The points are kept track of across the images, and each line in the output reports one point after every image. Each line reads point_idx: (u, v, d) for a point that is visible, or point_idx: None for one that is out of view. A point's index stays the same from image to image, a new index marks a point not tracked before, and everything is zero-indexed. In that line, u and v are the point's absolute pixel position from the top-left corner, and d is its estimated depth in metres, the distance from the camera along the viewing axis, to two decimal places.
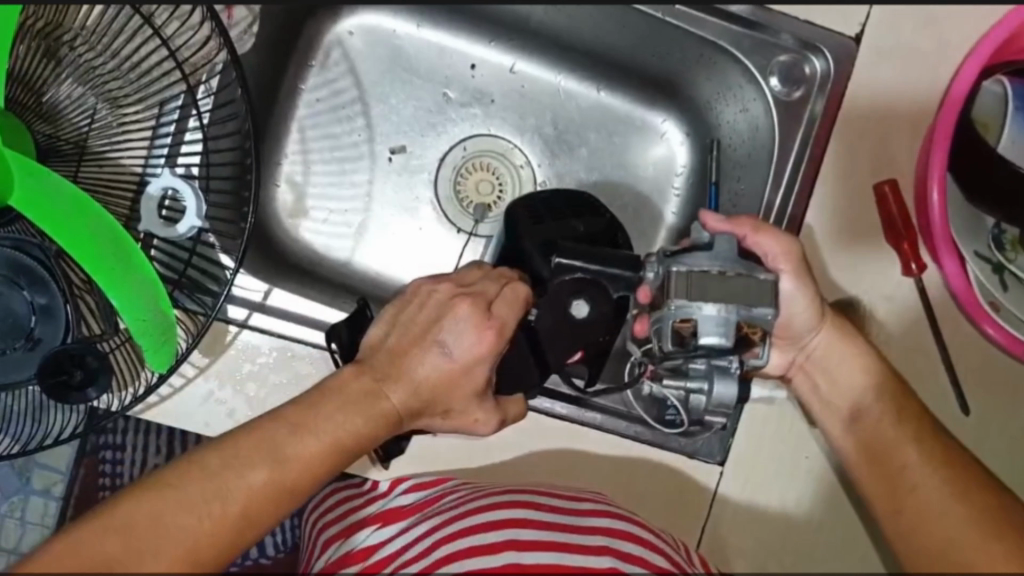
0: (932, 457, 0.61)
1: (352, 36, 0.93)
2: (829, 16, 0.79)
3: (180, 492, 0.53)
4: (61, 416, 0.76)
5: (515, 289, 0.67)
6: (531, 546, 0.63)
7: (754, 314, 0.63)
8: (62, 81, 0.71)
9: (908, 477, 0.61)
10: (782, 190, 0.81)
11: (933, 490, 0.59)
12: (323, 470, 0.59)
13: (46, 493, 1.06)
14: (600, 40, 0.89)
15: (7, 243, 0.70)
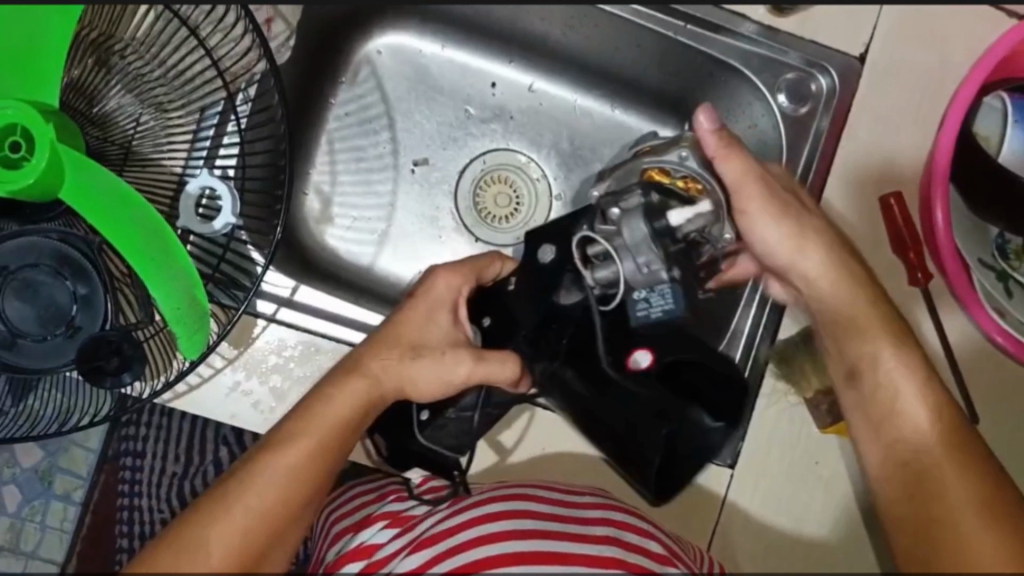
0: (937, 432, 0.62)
1: (380, 55, 0.98)
2: (834, 36, 0.83)
3: (199, 533, 0.56)
4: (94, 403, 0.80)
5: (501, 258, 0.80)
6: (544, 535, 0.66)
7: (664, 159, 0.76)
8: (112, 89, 0.77)
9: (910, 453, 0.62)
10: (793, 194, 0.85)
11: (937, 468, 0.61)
12: (318, 469, 0.62)
13: (69, 496, 1.14)
14: (613, 61, 0.93)
15: (53, 234, 0.75)
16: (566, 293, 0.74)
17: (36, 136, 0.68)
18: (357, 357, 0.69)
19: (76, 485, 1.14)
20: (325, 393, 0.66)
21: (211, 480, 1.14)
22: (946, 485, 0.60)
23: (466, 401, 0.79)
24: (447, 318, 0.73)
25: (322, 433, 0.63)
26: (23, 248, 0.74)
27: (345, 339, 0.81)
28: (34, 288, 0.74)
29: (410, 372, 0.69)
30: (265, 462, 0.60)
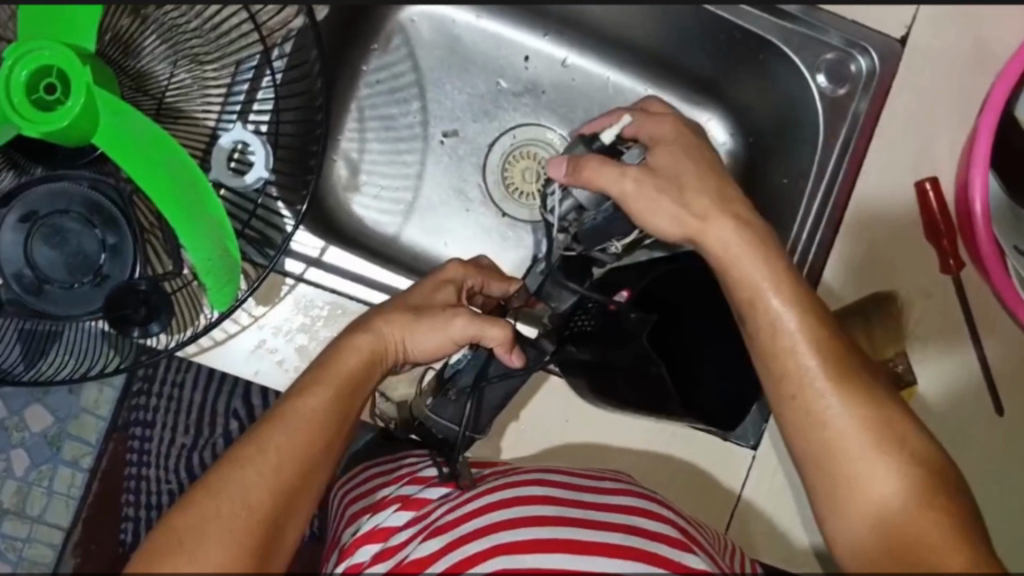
0: (860, 403, 0.57)
1: (414, 23, 0.97)
2: (876, 17, 0.83)
3: (213, 499, 0.54)
4: (109, 356, 0.78)
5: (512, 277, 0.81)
6: (557, 522, 0.63)
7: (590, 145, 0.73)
8: (147, 40, 0.75)
9: (826, 439, 0.57)
10: (808, 226, 0.85)
11: (859, 454, 0.56)
12: (328, 433, 0.61)
13: (77, 463, 1.13)
14: (645, 37, 0.93)
15: (85, 181, 0.74)
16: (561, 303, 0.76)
17: (74, 79, 0.67)
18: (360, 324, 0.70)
19: (86, 452, 1.14)
20: (327, 359, 0.66)
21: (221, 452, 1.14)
22: (876, 470, 0.55)
23: (462, 379, 0.79)
24: (452, 292, 0.74)
25: (331, 392, 0.63)
26: (53, 194, 0.73)
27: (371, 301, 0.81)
28: (63, 234, 0.74)
29: (409, 330, 0.69)
30: (272, 426, 0.59)
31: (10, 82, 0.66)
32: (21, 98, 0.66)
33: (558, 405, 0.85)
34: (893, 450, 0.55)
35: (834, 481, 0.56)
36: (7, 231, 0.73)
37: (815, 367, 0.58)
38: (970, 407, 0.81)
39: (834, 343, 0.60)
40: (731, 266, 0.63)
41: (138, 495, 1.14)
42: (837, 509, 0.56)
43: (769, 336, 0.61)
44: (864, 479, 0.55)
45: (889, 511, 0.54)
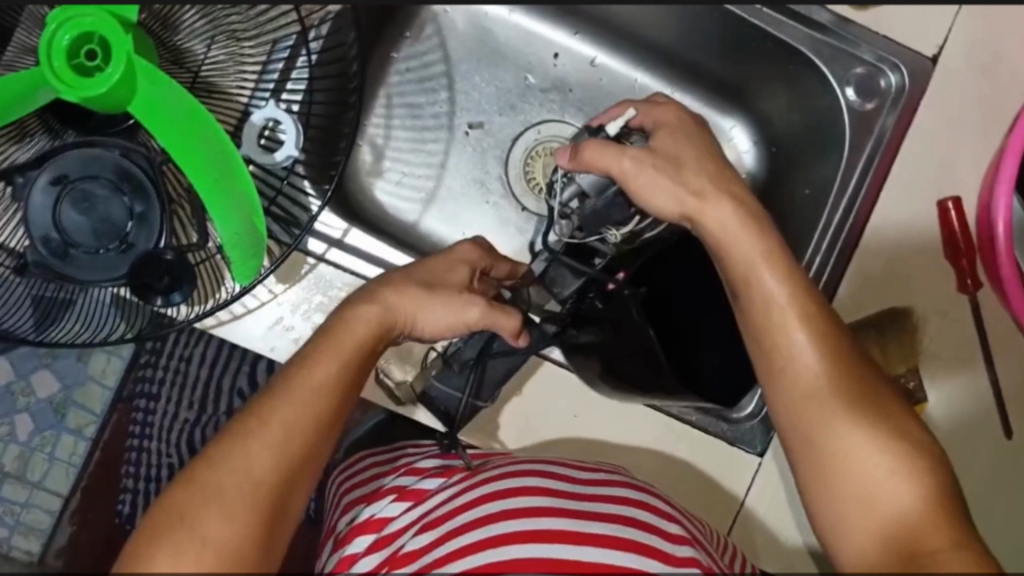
0: (843, 373, 0.61)
1: (447, 14, 0.98)
2: (908, 34, 0.83)
3: (217, 471, 0.55)
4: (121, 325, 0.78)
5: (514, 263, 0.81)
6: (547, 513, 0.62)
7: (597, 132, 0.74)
8: (186, 14, 0.76)
9: (809, 411, 0.60)
10: (823, 247, 0.86)
11: (839, 424, 0.59)
12: (334, 404, 0.61)
13: (80, 432, 1.14)
14: (676, 41, 0.94)
15: (116, 149, 0.74)
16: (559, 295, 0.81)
17: (114, 46, 0.67)
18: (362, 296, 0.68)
19: (89, 422, 1.15)
20: (334, 326, 0.66)
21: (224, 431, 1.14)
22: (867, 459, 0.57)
23: (465, 353, 0.81)
24: (466, 272, 0.74)
25: (337, 362, 0.63)
26: (85, 159, 0.74)
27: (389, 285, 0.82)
28: (91, 201, 0.74)
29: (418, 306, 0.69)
30: (277, 396, 0.59)
31: (53, 45, 0.67)
32: (63, 62, 0.67)
33: (566, 397, 0.85)
34: (872, 418, 0.59)
35: (814, 452, 0.59)
36: (38, 192, 0.73)
37: (803, 339, 0.62)
38: (980, 426, 0.81)
39: (820, 314, 0.63)
40: (729, 240, 0.66)
41: (137, 468, 1.14)
42: (818, 480, 0.59)
43: (762, 314, 0.64)
44: (844, 449, 0.58)
45: (868, 482, 0.57)
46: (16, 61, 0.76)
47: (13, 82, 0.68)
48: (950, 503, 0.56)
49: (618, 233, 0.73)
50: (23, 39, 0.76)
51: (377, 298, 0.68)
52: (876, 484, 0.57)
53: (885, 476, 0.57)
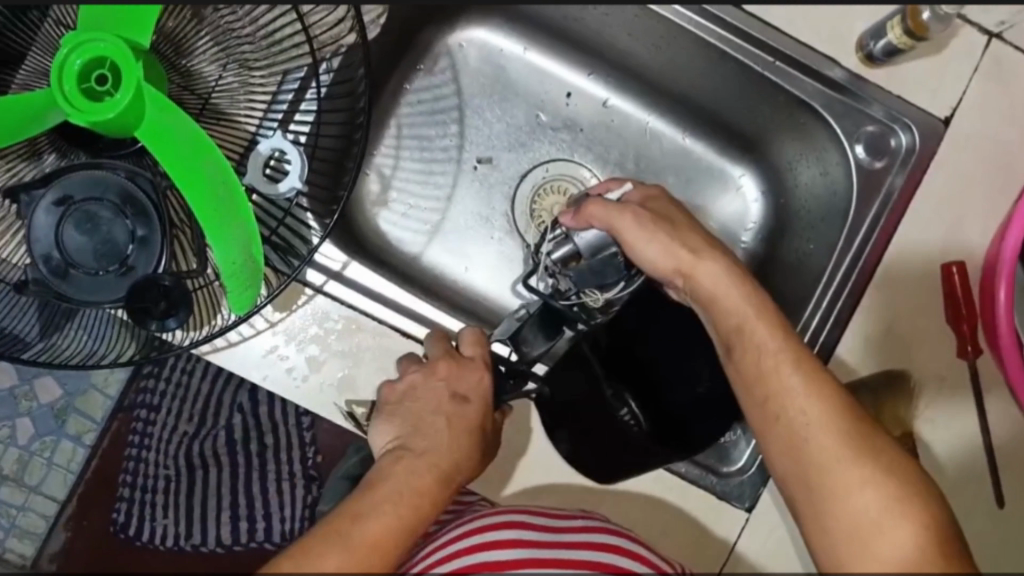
0: (836, 414, 0.61)
1: (463, 48, 0.97)
2: (921, 95, 0.82)
3: None
4: (120, 344, 0.80)
5: (473, 334, 0.76)
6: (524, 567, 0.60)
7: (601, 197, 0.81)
8: (199, 41, 0.77)
9: (803, 455, 0.60)
10: (820, 307, 0.84)
11: (833, 465, 0.59)
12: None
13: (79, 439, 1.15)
14: (690, 88, 0.94)
15: (122, 172, 0.75)
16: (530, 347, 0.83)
17: (124, 72, 0.69)
18: (400, 449, 0.67)
19: (88, 429, 1.15)
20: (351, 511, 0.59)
21: (221, 446, 1.16)
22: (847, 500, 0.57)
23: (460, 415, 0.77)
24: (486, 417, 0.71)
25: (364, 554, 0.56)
26: (90, 180, 0.74)
27: (386, 319, 0.81)
28: (95, 222, 0.74)
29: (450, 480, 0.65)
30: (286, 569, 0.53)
31: (64, 69, 0.68)
32: (73, 86, 0.69)
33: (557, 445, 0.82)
34: (866, 458, 0.58)
35: (810, 495, 0.59)
36: (41, 212, 0.74)
37: (796, 385, 0.62)
38: (974, 496, 0.80)
39: (813, 359, 0.64)
40: (719, 295, 0.69)
41: (135, 477, 1.16)
42: (815, 523, 0.59)
43: (753, 361, 0.65)
44: (839, 491, 0.58)
45: (861, 525, 0.57)
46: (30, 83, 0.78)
47: (24, 102, 0.70)
48: (949, 542, 0.55)
49: (597, 298, 0.82)
50: (36, 62, 0.78)
51: (426, 460, 0.65)
52: (869, 525, 0.56)
53: (870, 513, 0.56)
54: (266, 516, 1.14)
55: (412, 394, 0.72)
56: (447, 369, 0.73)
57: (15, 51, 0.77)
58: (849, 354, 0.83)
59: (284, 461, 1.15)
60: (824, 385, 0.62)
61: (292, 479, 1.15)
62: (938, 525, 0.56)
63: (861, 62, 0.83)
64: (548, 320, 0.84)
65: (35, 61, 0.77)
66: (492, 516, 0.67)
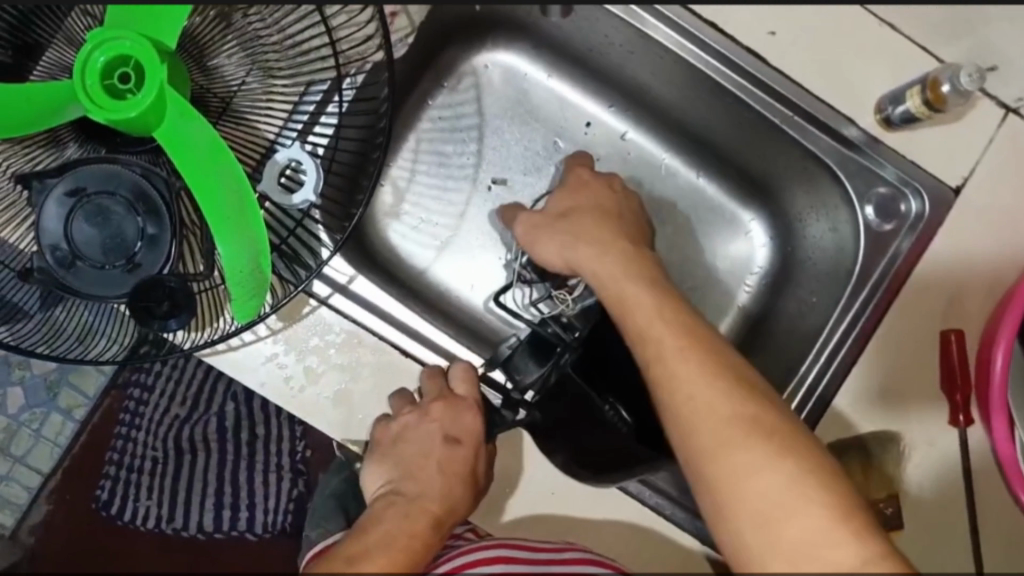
0: (732, 401, 0.60)
1: (487, 69, 0.97)
2: (937, 162, 0.83)
3: None
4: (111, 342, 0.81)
5: (465, 369, 0.79)
6: None
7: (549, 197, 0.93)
8: (226, 46, 0.77)
9: (699, 443, 0.59)
10: (823, 358, 0.85)
11: (729, 451, 0.57)
12: None
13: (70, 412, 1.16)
14: (707, 129, 0.94)
15: (136, 169, 0.75)
16: (524, 376, 0.83)
17: (148, 74, 0.69)
18: (391, 494, 0.71)
19: (79, 404, 1.16)
20: (352, 553, 0.59)
21: (211, 433, 1.17)
22: (741, 477, 0.56)
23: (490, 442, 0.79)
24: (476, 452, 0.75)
25: None
26: (105, 175, 0.75)
27: (387, 334, 0.82)
28: (106, 215, 0.75)
29: (439, 520, 0.68)
30: None
31: (88, 66, 0.69)
32: (95, 83, 0.69)
33: (547, 479, 0.82)
34: (762, 442, 0.57)
35: (710, 486, 0.58)
36: (53, 202, 0.74)
37: (691, 373, 0.62)
38: (950, 559, 0.82)
39: (709, 349, 0.64)
40: (617, 295, 0.72)
41: (121, 455, 1.19)
42: (722, 513, 0.57)
43: (648, 352, 0.66)
44: (737, 476, 0.56)
45: (757, 502, 0.55)
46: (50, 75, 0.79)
47: (46, 92, 0.70)
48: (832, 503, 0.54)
49: (568, 297, 0.86)
50: (54, 57, 0.79)
51: (418, 506, 0.68)
52: (771, 511, 0.54)
53: (762, 486, 0.55)
54: (250, 506, 1.18)
55: (405, 436, 0.75)
56: (440, 410, 0.76)
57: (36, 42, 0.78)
58: (842, 413, 0.83)
59: (272, 453, 1.17)
60: (709, 368, 0.62)
61: (279, 472, 1.17)
62: (815, 488, 0.55)
63: (880, 125, 0.82)
64: (536, 352, 0.83)
65: (53, 56, 0.79)
66: (482, 551, 0.67)
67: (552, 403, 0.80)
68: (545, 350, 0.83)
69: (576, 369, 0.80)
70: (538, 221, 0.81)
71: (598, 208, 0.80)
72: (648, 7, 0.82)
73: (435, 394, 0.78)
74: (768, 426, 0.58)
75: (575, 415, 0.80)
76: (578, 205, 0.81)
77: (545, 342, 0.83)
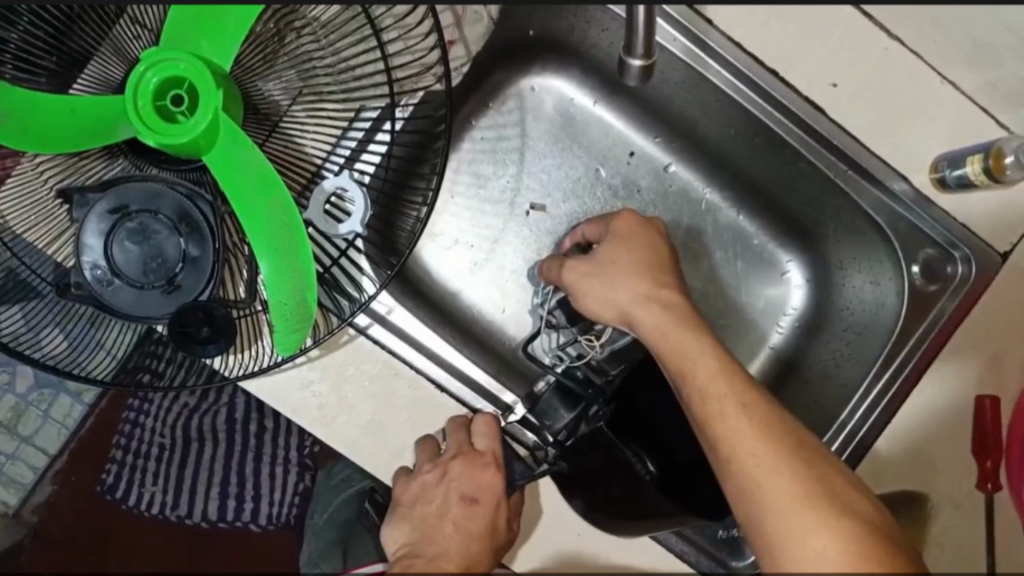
0: (795, 463, 0.60)
1: (533, 92, 0.96)
2: (986, 226, 0.82)
3: None
4: (105, 337, 0.81)
5: (487, 421, 0.77)
6: None
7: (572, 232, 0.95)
8: (279, 65, 0.74)
9: (757, 496, 0.59)
10: (860, 411, 0.85)
11: (786, 506, 0.58)
12: None
13: (80, 397, 1.03)
14: (752, 169, 0.93)
15: (180, 189, 0.73)
16: (555, 419, 0.83)
17: (202, 98, 0.66)
18: (411, 556, 0.69)
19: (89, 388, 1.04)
20: None
21: (220, 425, 1.12)
22: (801, 539, 0.56)
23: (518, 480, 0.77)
24: (497, 509, 0.73)
25: None
26: (148, 194, 0.73)
27: (422, 365, 0.81)
28: (147, 235, 0.73)
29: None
30: None
31: (140, 86, 0.66)
32: (147, 103, 0.67)
33: (574, 525, 0.81)
34: (822, 503, 0.58)
35: (770, 540, 0.58)
36: (94, 218, 0.72)
37: (750, 429, 0.62)
38: None
39: (767, 407, 0.64)
40: (667, 342, 0.70)
41: (129, 441, 1.15)
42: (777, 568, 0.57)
43: (700, 403, 0.65)
44: (797, 535, 0.56)
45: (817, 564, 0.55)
46: (88, 90, 0.74)
47: (96, 111, 0.68)
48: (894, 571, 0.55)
49: (596, 343, 0.87)
50: (98, 70, 0.74)
51: (434, 566, 0.67)
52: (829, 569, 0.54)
53: (821, 549, 0.55)
54: (256, 497, 1.12)
55: (426, 496, 0.73)
56: (460, 470, 0.74)
57: (79, 57, 0.74)
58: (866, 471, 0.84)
59: (281, 446, 1.12)
60: (769, 428, 0.62)
61: (286, 466, 1.12)
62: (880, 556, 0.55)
63: (934, 186, 0.82)
64: (566, 400, 0.84)
65: (97, 69, 0.74)
66: None
67: (585, 448, 0.81)
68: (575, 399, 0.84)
69: (610, 425, 0.81)
70: (584, 268, 0.77)
71: (645, 252, 0.76)
72: (711, 50, 0.80)
73: (451, 450, 0.75)
74: (828, 491, 0.59)
75: (609, 466, 0.81)
76: (624, 250, 0.76)
77: (576, 387, 0.84)
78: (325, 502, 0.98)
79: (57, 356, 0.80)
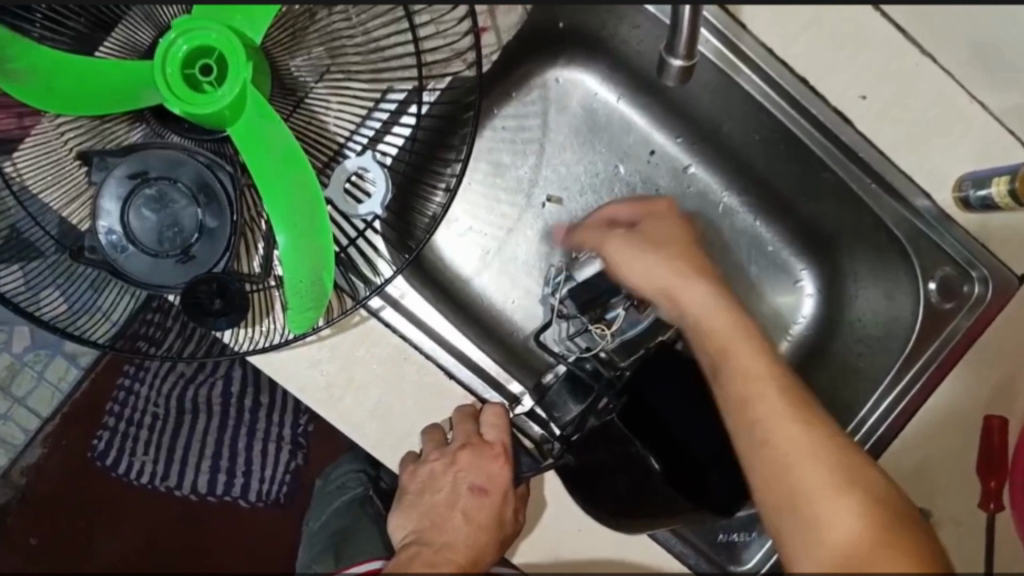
0: (823, 443, 0.60)
1: (557, 84, 0.95)
2: (1005, 248, 0.82)
3: None
4: (103, 301, 0.79)
5: (496, 412, 0.76)
6: None
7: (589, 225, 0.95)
8: (310, 41, 0.73)
9: (787, 477, 0.59)
10: (882, 406, 0.86)
11: (816, 488, 0.58)
12: None
13: (76, 360, 0.98)
14: (773, 175, 0.93)
15: (202, 159, 0.72)
16: (563, 409, 0.84)
17: (231, 71, 0.66)
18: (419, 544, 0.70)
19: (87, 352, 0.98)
20: None
21: (216, 396, 1.09)
22: (832, 524, 0.57)
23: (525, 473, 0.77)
24: (503, 501, 0.74)
25: None
26: (168, 161, 0.72)
27: (433, 351, 0.80)
28: (165, 202, 0.72)
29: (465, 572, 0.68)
30: None
31: (169, 54, 0.66)
32: (175, 70, 0.66)
33: (575, 520, 0.82)
34: (852, 486, 0.58)
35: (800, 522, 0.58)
36: (113, 182, 0.71)
37: (780, 407, 0.61)
38: None
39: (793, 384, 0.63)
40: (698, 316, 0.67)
41: (122, 408, 1.12)
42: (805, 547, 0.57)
43: (728, 378, 0.64)
44: (826, 518, 0.57)
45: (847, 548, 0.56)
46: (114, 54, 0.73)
47: (123, 77, 0.67)
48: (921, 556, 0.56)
49: (607, 331, 0.86)
50: (126, 35, 0.73)
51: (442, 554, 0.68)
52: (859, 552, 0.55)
53: (850, 534, 0.56)
54: (245, 473, 1.11)
55: (434, 484, 0.74)
56: (468, 459, 0.74)
57: (109, 17, 0.74)
58: None
59: (274, 422, 1.10)
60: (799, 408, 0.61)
61: (279, 442, 1.11)
62: (907, 541, 0.56)
63: (958, 205, 0.81)
64: (576, 393, 0.84)
65: (125, 33, 0.73)
66: None
67: (593, 445, 0.78)
68: (582, 390, 0.84)
69: (621, 417, 0.77)
70: (606, 246, 0.75)
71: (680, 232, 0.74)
72: (743, 57, 0.79)
73: (458, 438, 0.75)
74: (855, 472, 0.59)
75: (617, 463, 0.77)
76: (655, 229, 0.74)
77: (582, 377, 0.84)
78: (319, 509, 0.97)
79: (53, 318, 0.79)
